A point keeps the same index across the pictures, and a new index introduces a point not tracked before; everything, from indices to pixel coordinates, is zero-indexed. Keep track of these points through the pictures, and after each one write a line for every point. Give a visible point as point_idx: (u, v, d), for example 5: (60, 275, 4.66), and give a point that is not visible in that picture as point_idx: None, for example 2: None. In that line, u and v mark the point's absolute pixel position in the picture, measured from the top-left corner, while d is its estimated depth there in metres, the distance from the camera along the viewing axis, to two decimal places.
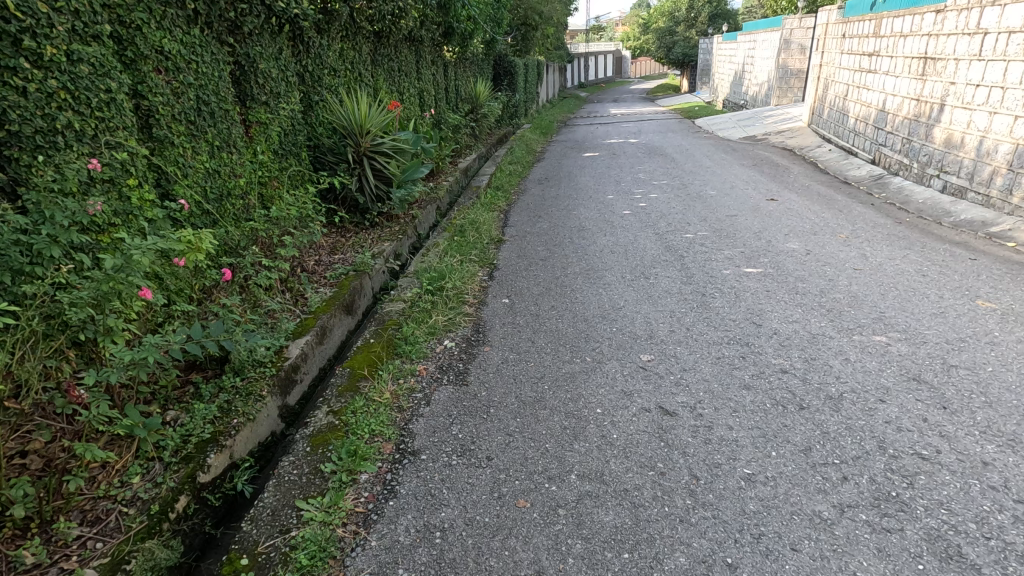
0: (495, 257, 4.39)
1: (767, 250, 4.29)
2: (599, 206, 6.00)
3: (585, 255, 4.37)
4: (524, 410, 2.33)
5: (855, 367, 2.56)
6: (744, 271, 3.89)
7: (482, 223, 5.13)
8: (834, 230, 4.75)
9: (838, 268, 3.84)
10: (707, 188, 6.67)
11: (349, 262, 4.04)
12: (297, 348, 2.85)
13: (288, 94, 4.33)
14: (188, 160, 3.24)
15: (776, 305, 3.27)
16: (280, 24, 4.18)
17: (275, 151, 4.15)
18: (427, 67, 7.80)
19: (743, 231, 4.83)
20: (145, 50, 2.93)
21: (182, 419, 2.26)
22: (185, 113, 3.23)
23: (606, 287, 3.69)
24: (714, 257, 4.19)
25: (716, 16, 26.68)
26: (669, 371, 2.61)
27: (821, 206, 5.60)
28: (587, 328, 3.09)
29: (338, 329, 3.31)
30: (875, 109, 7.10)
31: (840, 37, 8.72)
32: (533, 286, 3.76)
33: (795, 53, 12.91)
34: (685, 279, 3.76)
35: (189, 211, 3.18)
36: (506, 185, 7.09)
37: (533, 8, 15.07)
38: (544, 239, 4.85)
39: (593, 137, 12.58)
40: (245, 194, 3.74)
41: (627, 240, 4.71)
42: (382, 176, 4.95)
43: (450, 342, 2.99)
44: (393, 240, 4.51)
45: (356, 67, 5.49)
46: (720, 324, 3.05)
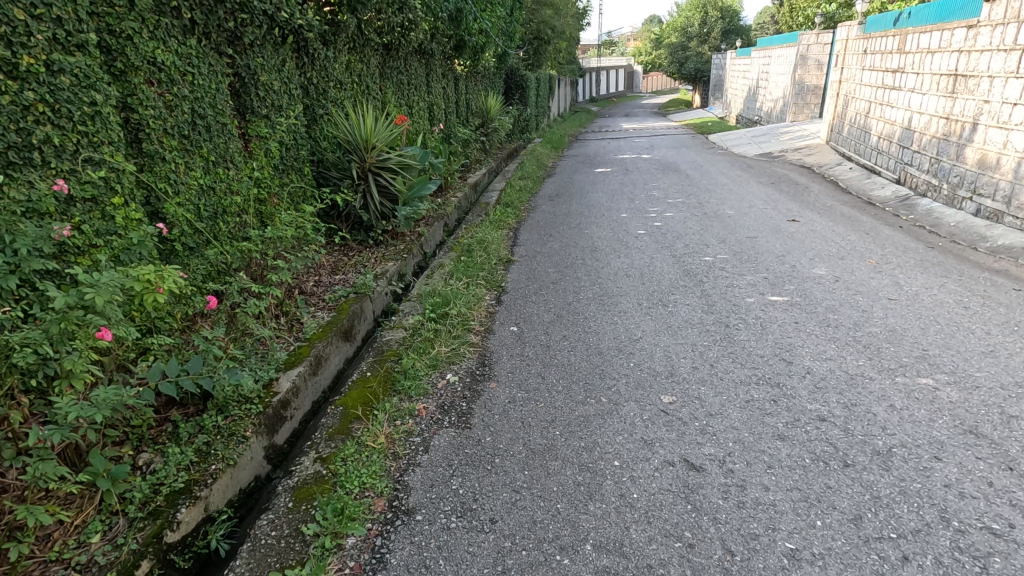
0: (504, 280, 4.17)
1: (792, 276, 4.04)
2: (612, 225, 5.78)
3: (598, 279, 4.14)
4: (533, 462, 2.10)
5: (903, 416, 2.29)
6: (769, 299, 3.64)
7: (491, 242, 4.92)
8: (863, 255, 4.49)
9: (871, 298, 3.58)
10: (725, 207, 6.43)
11: (350, 283, 3.85)
12: (287, 381, 2.63)
13: (291, 107, 4.16)
14: (181, 176, 3.07)
15: (807, 340, 3.02)
16: (283, 36, 4.03)
17: (275, 166, 3.98)
18: (437, 81, 7.66)
19: (765, 254, 4.59)
20: (136, 60, 2.77)
21: (154, 464, 2.06)
22: (178, 127, 3.06)
23: (622, 315, 3.46)
24: (736, 283, 3.95)
25: (729, 32, 26.60)
26: (693, 416, 2.36)
27: (847, 228, 5.34)
28: (602, 362, 2.86)
29: (335, 358, 3.11)
30: (900, 127, 6.85)
31: (861, 53, 8.50)
32: (544, 313, 3.53)
33: (811, 68, 12.69)
34: (706, 308, 3.52)
35: (180, 229, 3.00)
36: (517, 201, 6.90)
37: (545, 23, 15.00)
38: (555, 260, 4.63)
39: (604, 152, 12.41)
40: (241, 211, 3.57)
41: (643, 263, 4.47)
42: (387, 193, 4.78)
43: (453, 376, 2.77)
44: (397, 260, 4.32)
45: (363, 80, 5.34)
46: (747, 361, 2.80)
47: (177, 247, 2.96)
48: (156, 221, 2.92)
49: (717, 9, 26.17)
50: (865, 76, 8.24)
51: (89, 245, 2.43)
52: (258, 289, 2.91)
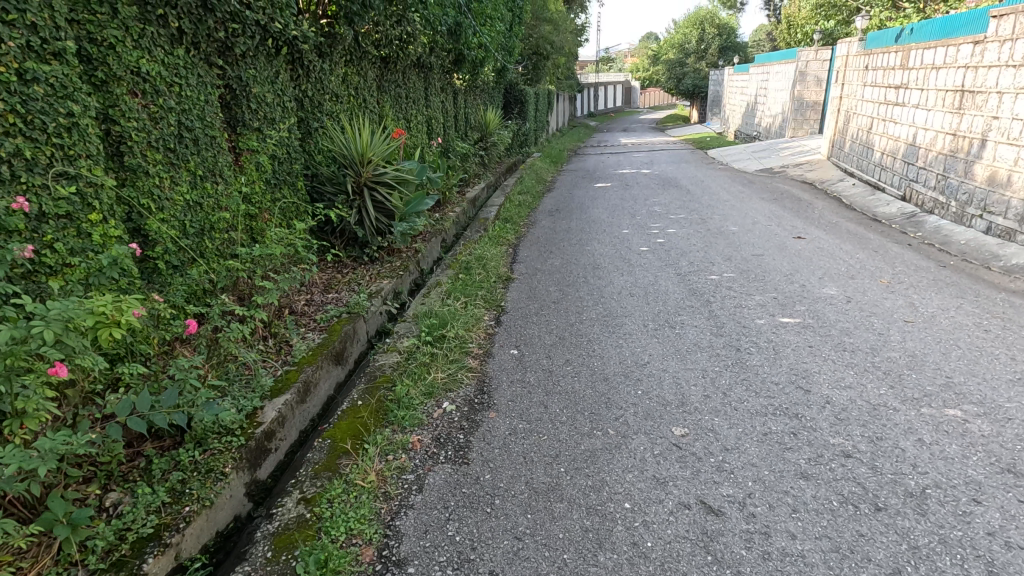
0: (503, 299, 4.02)
1: (803, 296, 3.90)
2: (613, 241, 5.65)
3: (601, 298, 3.99)
4: (536, 503, 1.93)
5: (933, 452, 2.13)
6: (780, 321, 3.49)
7: (490, 259, 4.77)
8: (874, 274, 4.35)
9: (887, 320, 3.44)
10: (728, 223, 6.31)
11: (343, 302, 3.69)
12: (273, 410, 2.47)
13: (284, 120, 4.03)
14: (165, 191, 2.93)
15: (823, 366, 2.86)
16: (277, 47, 3.91)
17: (266, 180, 3.84)
18: (436, 94, 7.57)
19: (773, 273, 4.45)
20: (118, 70, 2.63)
21: (122, 506, 1.88)
22: (164, 140, 2.92)
23: (627, 338, 3.30)
24: (745, 303, 3.81)
25: (727, 48, 26.78)
26: (708, 451, 2.20)
27: (854, 246, 5.22)
28: (608, 390, 2.69)
29: (325, 384, 2.94)
30: (904, 143, 6.78)
31: (863, 69, 8.46)
32: (545, 335, 3.37)
33: (811, 85, 12.70)
34: (715, 330, 3.37)
35: (163, 247, 2.87)
36: (516, 216, 6.78)
37: (545, 38, 15.03)
38: (556, 278, 4.48)
39: (604, 166, 12.35)
40: (230, 227, 3.43)
41: (647, 281, 4.33)
42: (384, 208, 4.64)
43: (450, 404, 2.60)
44: (393, 278, 4.17)
45: (360, 93, 5.22)
46: (762, 389, 2.64)
47: (159, 266, 2.82)
48: (138, 237, 2.78)
49: (715, 26, 26.37)
50: (867, 92, 8.18)
51: (62, 264, 2.29)
52: (243, 312, 2.74)
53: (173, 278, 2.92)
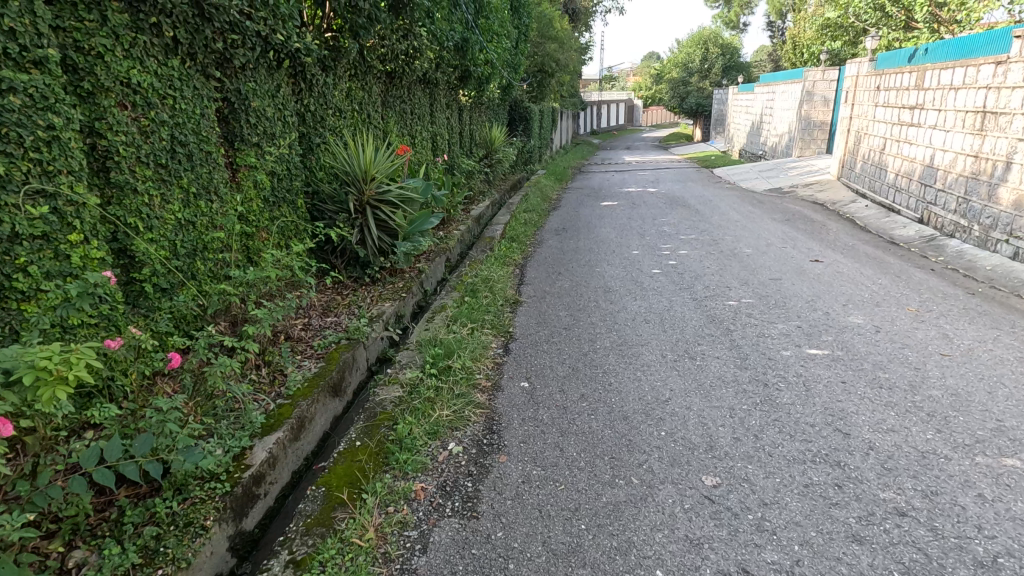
0: (511, 325, 3.81)
1: (828, 325, 3.69)
2: (623, 263, 5.46)
3: (615, 324, 3.78)
4: (556, 568, 1.71)
5: (998, 511, 1.90)
6: (807, 352, 3.28)
7: (497, 281, 4.58)
8: (900, 301, 4.15)
9: (922, 352, 3.23)
10: (741, 245, 6.12)
11: (342, 327, 3.50)
12: (263, 450, 2.26)
13: (285, 135, 3.87)
14: (155, 210, 2.75)
15: (859, 405, 2.64)
16: (279, 59, 3.75)
17: (265, 198, 3.66)
18: (441, 110, 7.44)
19: (793, 299, 4.25)
20: (106, 81, 2.46)
21: (87, 568, 1.65)
22: (155, 155, 2.74)
23: (644, 370, 3.09)
24: (768, 332, 3.60)
25: (731, 68, 26.85)
26: (745, 505, 1.97)
27: (874, 270, 5.02)
28: (628, 430, 2.47)
29: (322, 418, 2.73)
30: (920, 164, 6.62)
31: (874, 90, 8.34)
32: (557, 366, 3.16)
33: (818, 104, 12.60)
34: (739, 363, 3.16)
35: (151, 269, 2.69)
36: (522, 235, 6.60)
37: (550, 56, 15.01)
38: (566, 302, 4.28)
39: (609, 184, 12.22)
40: (225, 246, 3.26)
41: (662, 306, 4.13)
42: (387, 227, 4.45)
43: (456, 446, 2.38)
44: (395, 301, 3.97)
45: (365, 108, 5.07)
46: (797, 432, 2.42)
47: (145, 289, 2.65)
48: (123, 259, 2.60)
49: (717, 47, 26.53)
50: (879, 112, 8.05)
51: (36, 289, 2.10)
52: (233, 343, 2.53)
53: (161, 302, 2.75)
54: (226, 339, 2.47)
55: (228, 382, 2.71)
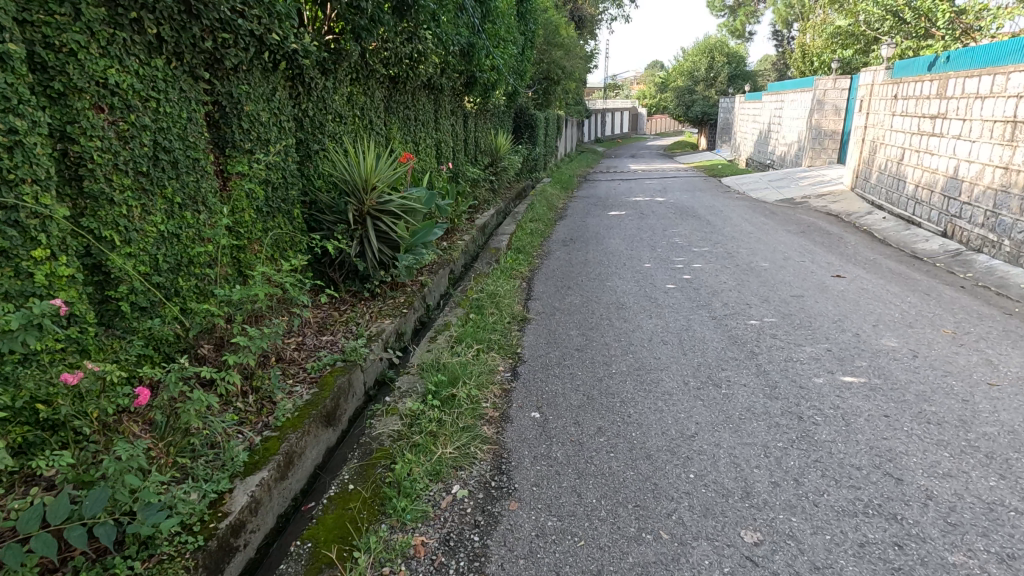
0: (519, 345, 3.56)
1: (861, 349, 3.43)
2: (635, 277, 5.22)
3: (630, 346, 3.53)
4: None
5: None
6: (841, 379, 3.03)
7: (503, 296, 4.33)
8: (934, 322, 3.88)
9: (966, 381, 2.97)
10: (757, 258, 5.87)
11: (338, 348, 3.26)
12: (244, 494, 2.01)
13: (281, 141, 3.64)
14: (134, 222, 2.52)
15: (907, 444, 2.38)
16: (275, 61, 3.53)
17: (258, 208, 3.44)
18: (446, 117, 7.23)
19: (819, 318, 4.00)
20: (80, 81, 2.23)
21: None
22: (134, 162, 2.52)
23: (665, 399, 2.83)
24: (796, 356, 3.35)
25: (737, 76, 26.69)
26: (793, 570, 1.72)
27: (901, 287, 4.76)
28: (652, 472, 2.22)
29: (313, 451, 2.49)
30: (943, 175, 6.38)
31: (891, 98, 8.11)
32: (571, 393, 2.91)
33: (829, 113, 12.33)
34: (768, 391, 2.91)
35: (129, 286, 2.47)
36: (529, 245, 6.37)
37: (556, 63, 14.85)
38: (577, 319, 4.03)
39: (616, 193, 12.01)
40: (214, 259, 3.04)
41: (679, 326, 3.88)
42: (388, 239, 4.21)
43: (460, 489, 2.14)
44: (396, 318, 3.74)
45: (366, 114, 4.86)
46: (842, 477, 2.17)
47: (122, 308, 2.42)
48: (98, 275, 2.38)
49: (723, 55, 26.41)
50: (896, 121, 7.81)
51: None
52: (214, 373, 2.28)
53: (140, 321, 2.52)
54: (204, 369, 2.22)
55: (208, 414, 2.48)
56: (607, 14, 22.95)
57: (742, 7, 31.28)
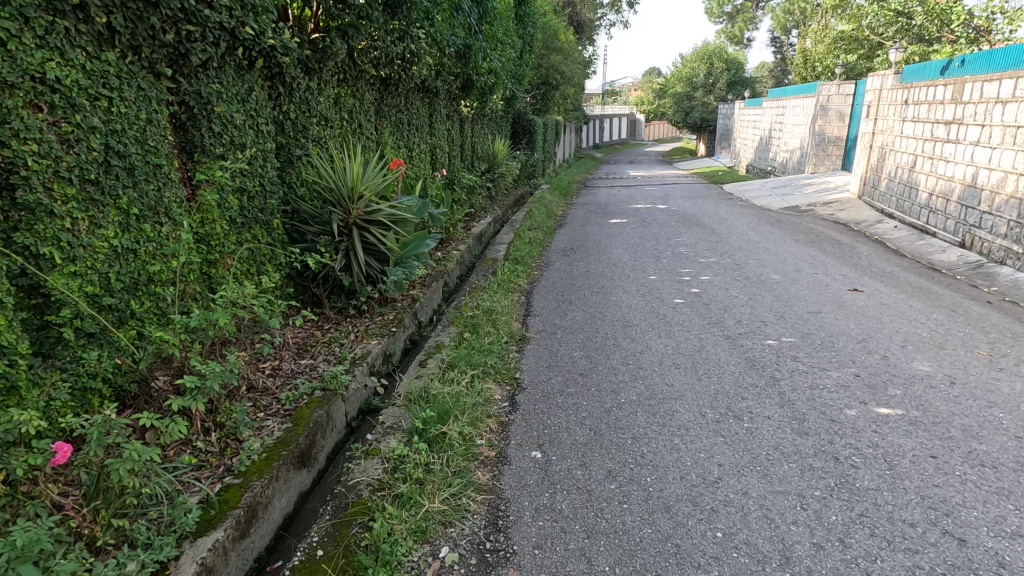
0: (518, 370, 3.25)
1: (892, 375, 3.13)
2: (641, 290, 4.91)
3: (639, 370, 3.23)
4: None
5: None
6: (875, 411, 2.72)
7: (501, 313, 4.03)
8: (968, 343, 3.58)
9: (1015, 414, 2.67)
10: (768, 270, 5.58)
11: (317, 375, 2.95)
12: (194, 561, 1.69)
13: (258, 146, 3.34)
14: (80, 237, 2.20)
15: (963, 494, 2.08)
16: (251, 59, 3.23)
17: (230, 219, 3.14)
18: (441, 121, 6.95)
19: (842, 338, 3.69)
20: (10, 75, 1.92)
21: None
22: (81, 169, 2.21)
23: (682, 435, 2.52)
24: (822, 382, 3.04)
25: (737, 82, 26.47)
26: None
27: (924, 303, 4.46)
28: (673, 530, 1.92)
29: (282, 500, 2.17)
30: (961, 183, 6.12)
31: (901, 104, 7.85)
32: (575, 428, 2.60)
33: (833, 119, 12.05)
34: (796, 425, 2.61)
35: (74, 310, 2.15)
36: (527, 256, 6.07)
37: (555, 68, 14.58)
38: (580, 339, 3.72)
39: (616, 200, 11.72)
40: (180, 275, 2.74)
41: (692, 347, 3.57)
42: (376, 251, 3.91)
43: (449, 553, 1.82)
44: (383, 339, 3.43)
45: (355, 117, 4.56)
46: (894, 537, 1.86)
47: (64, 336, 2.11)
48: (36, 298, 2.07)
49: (722, 61, 26.27)
50: (907, 127, 7.57)
51: None
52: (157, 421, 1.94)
53: (86, 350, 2.21)
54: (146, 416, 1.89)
55: (158, 460, 2.16)
56: (606, 20, 22.83)
57: (740, 13, 31.22)
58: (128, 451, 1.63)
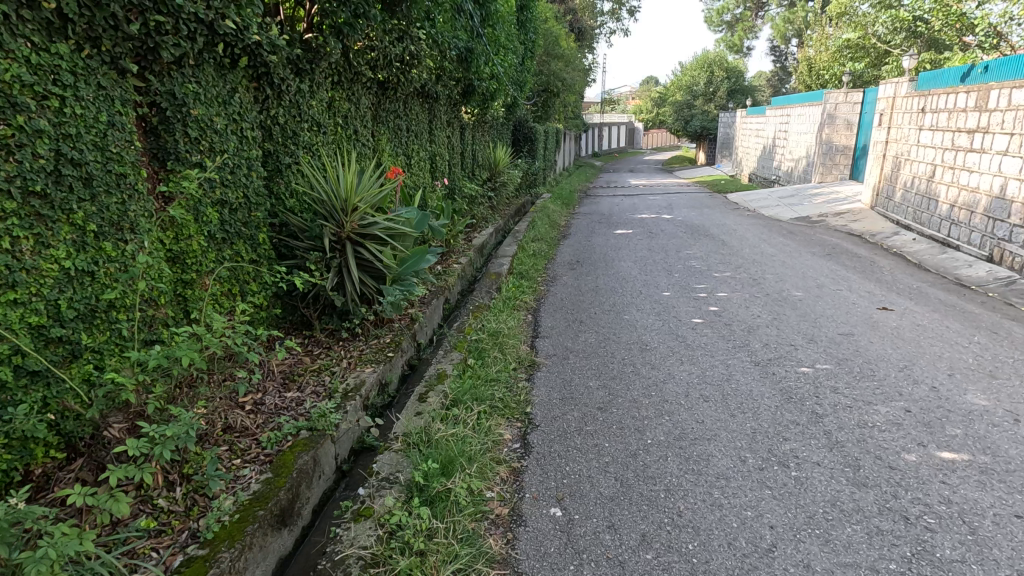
0: (529, 403, 2.92)
1: (947, 410, 2.80)
2: (656, 308, 4.59)
3: (664, 404, 2.90)
4: None
5: None
6: (937, 457, 2.40)
7: (507, 336, 3.69)
8: (1020, 372, 3.26)
9: None
10: (788, 285, 5.26)
11: (304, 412, 2.61)
12: None
13: (241, 153, 3.01)
14: (23, 258, 1.87)
15: None
16: (233, 57, 2.91)
17: (207, 234, 2.80)
18: (441, 128, 6.66)
19: (882, 365, 3.37)
20: None
21: None
22: (24, 179, 1.88)
23: (722, 488, 2.19)
24: (870, 418, 2.72)
25: (738, 91, 26.31)
26: None
27: (962, 324, 4.15)
28: None
29: (257, 572, 1.84)
30: (987, 195, 5.86)
31: (916, 112, 7.60)
32: (598, 478, 2.26)
33: (840, 128, 11.80)
34: (850, 473, 2.28)
35: (12, 345, 1.81)
36: (532, 269, 5.75)
37: (555, 75, 14.34)
38: (596, 366, 3.39)
39: (620, 210, 11.43)
40: (148, 298, 2.41)
41: (719, 375, 3.25)
42: (371, 269, 3.58)
43: None
44: (378, 367, 3.09)
45: (350, 122, 4.25)
46: None
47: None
48: None
49: (722, 70, 26.11)
50: (924, 136, 7.31)
51: None
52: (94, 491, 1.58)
53: (29, 391, 1.86)
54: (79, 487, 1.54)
55: (108, 528, 1.81)
56: (606, 27, 22.65)
57: (740, 22, 31.18)
58: (45, 547, 1.27)
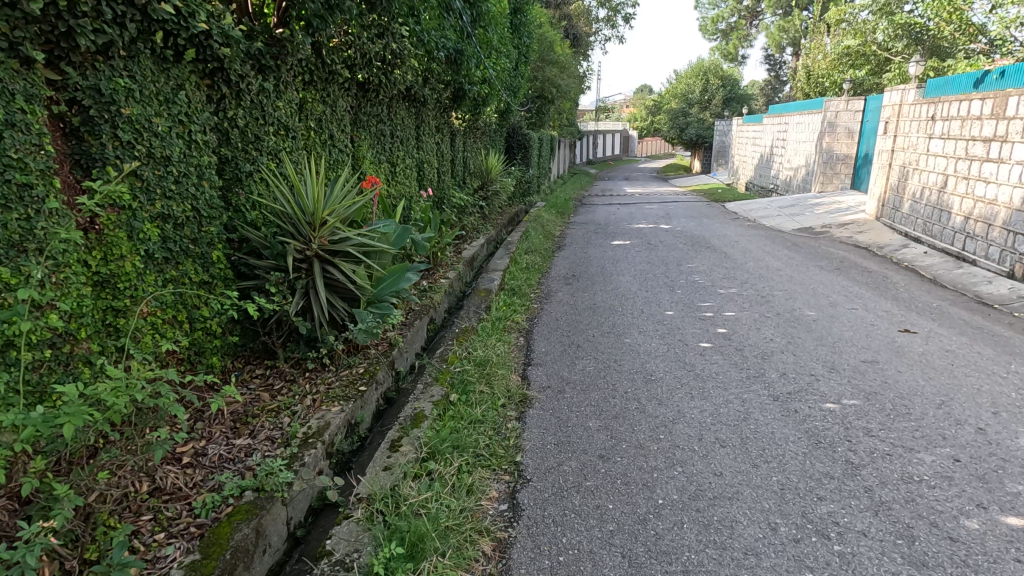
0: (519, 449, 2.52)
1: (1002, 459, 2.42)
2: (660, 330, 4.21)
3: (675, 451, 2.51)
4: None
5: None
6: (1002, 524, 2.01)
7: (496, 365, 3.30)
8: None
9: None
10: (799, 303, 4.90)
11: (252, 466, 2.20)
12: None
13: (190, 158, 2.60)
14: None
15: None
16: (177, 48, 2.52)
17: (145, 253, 2.39)
18: (429, 134, 6.28)
19: (916, 400, 3.00)
20: None
21: None
22: None
23: (751, 569, 1.80)
24: (916, 471, 2.34)
25: (733, 99, 26.11)
26: None
27: (994, 349, 3.79)
28: None
29: None
30: (1006, 207, 5.56)
31: (924, 120, 7.30)
32: (601, 555, 1.86)
33: (841, 136, 11.53)
34: (903, 548, 1.89)
35: None
36: (525, 285, 5.37)
37: (550, 81, 13.99)
38: (596, 402, 3.00)
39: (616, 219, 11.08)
40: (59, 333, 2.00)
41: (734, 413, 2.86)
42: (342, 290, 3.18)
43: None
44: (346, 405, 2.69)
45: (325, 125, 3.86)
46: None
47: None
48: None
49: (718, 78, 25.92)
50: (933, 145, 7.02)
51: None
52: None
53: None
54: None
55: None
56: (601, 34, 22.40)
57: (734, 31, 31.12)
58: None
